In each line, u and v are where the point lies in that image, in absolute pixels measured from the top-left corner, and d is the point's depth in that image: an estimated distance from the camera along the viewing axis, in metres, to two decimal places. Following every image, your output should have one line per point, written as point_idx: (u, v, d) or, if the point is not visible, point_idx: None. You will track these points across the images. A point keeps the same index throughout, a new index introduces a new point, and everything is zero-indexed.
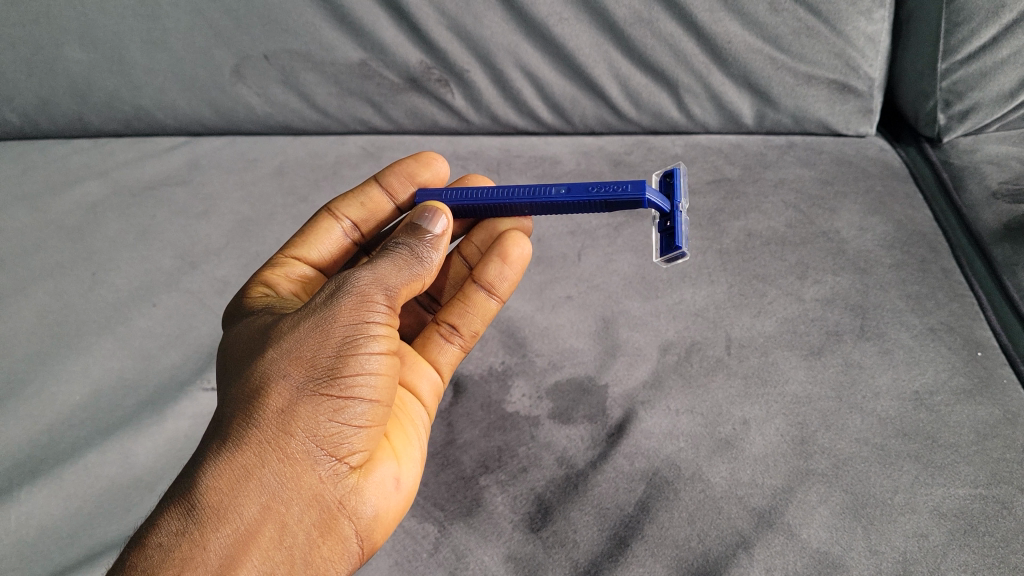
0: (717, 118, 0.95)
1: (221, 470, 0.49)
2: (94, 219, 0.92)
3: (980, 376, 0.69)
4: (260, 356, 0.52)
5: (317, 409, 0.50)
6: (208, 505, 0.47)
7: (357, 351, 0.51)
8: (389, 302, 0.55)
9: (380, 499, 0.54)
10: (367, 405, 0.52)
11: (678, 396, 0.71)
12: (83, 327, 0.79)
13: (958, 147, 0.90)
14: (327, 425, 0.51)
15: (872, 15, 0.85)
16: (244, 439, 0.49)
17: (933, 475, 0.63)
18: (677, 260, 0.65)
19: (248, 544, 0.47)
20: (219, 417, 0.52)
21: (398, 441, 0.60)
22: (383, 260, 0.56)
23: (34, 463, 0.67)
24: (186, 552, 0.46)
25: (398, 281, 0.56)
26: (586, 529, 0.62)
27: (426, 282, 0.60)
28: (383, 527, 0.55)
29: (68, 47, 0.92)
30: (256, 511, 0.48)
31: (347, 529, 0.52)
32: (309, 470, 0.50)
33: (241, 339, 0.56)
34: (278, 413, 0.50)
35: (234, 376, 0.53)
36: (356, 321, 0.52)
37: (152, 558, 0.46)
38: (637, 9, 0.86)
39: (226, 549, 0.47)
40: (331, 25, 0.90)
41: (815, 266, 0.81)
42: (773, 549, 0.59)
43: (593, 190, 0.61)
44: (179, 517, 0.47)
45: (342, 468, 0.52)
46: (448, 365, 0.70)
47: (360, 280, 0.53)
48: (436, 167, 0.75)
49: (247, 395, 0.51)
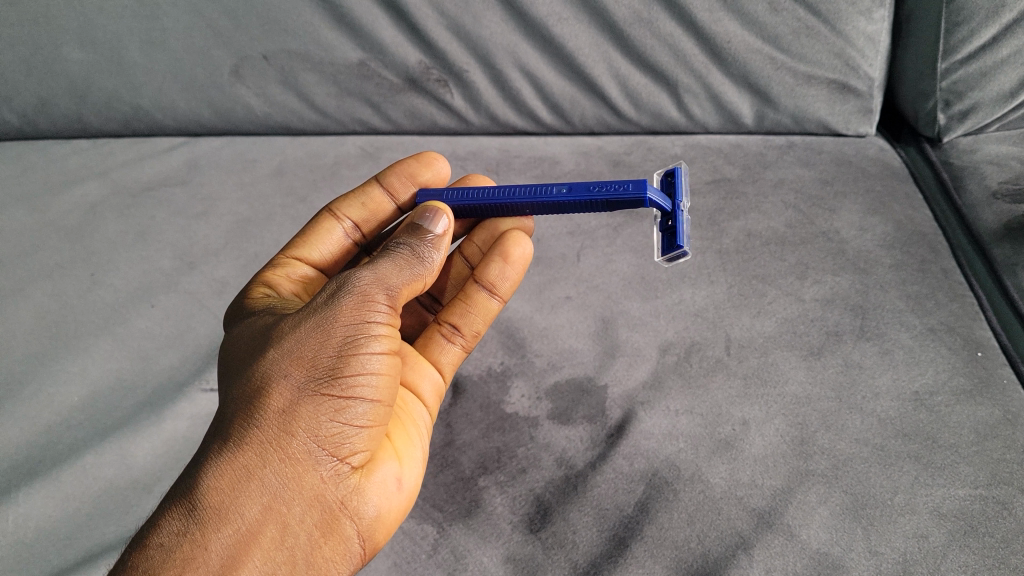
0: (717, 118, 0.95)
1: (223, 471, 0.48)
2: (94, 220, 0.92)
3: (981, 376, 0.69)
4: (261, 356, 0.52)
5: (318, 409, 0.50)
6: (209, 505, 0.47)
7: (358, 351, 0.51)
8: (391, 302, 0.55)
9: (382, 499, 0.54)
10: (368, 405, 0.52)
11: (677, 397, 0.70)
12: (82, 328, 0.79)
13: (958, 147, 0.89)
14: (329, 425, 0.50)
15: (872, 15, 0.85)
16: (245, 439, 0.49)
17: (933, 476, 0.63)
18: (679, 259, 0.65)
19: (250, 544, 0.47)
20: (220, 417, 0.52)
21: (399, 441, 0.59)
22: (384, 260, 0.56)
23: (33, 464, 0.67)
24: (187, 552, 0.46)
25: (399, 281, 0.55)
26: (586, 530, 0.62)
27: (427, 282, 0.59)
28: (385, 527, 0.55)
29: (67, 48, 0.92)
30: (258, 512, 0.48)
31: (348, 529, 0.52)
32: (310, 471, 0.50)
33: (242, 339, 0.56)
34: (279, 413, 0.50)
35: (235, 376, 0.53)
36: (357, 321, 0.52)
37: (153, 559, 0.46)
38: (637, 9, 0.86)
39: (227, 549, 0.47)
40: (330, 25, 0.90)
41: (815, 266, 0.81)
42: (773, 550, 0.59)
43: (593, 189, 0.60)
44: (180, 517, 0.47)
45: (344, 468, 0.52)
46: (449, 365, 0.70)
47: (361, 280, 0.53)
48: (436, 167, 0.74)
49: (248, 395, 0.51)
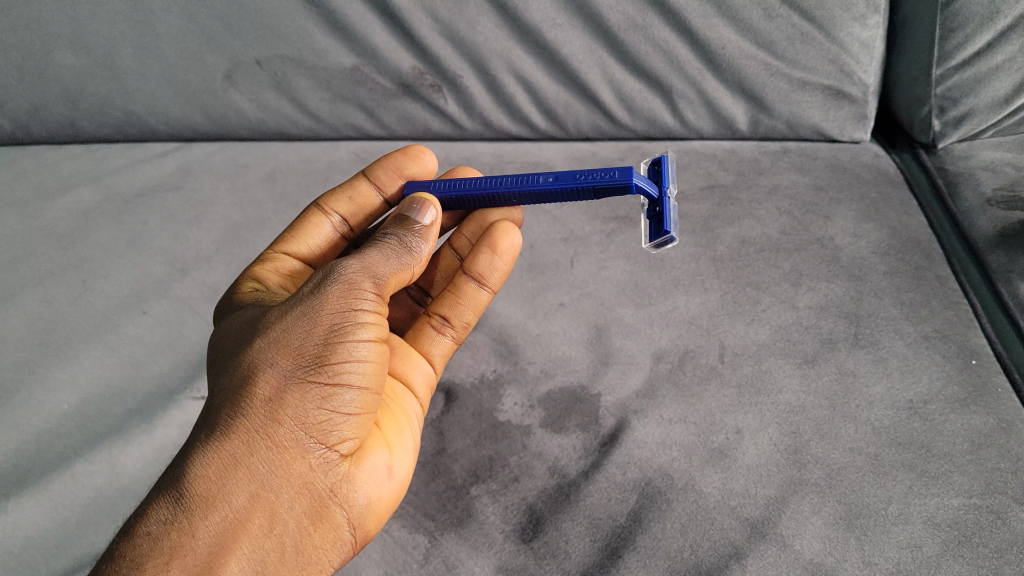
0: (711, 124, 0.95)
1: (210, 459, 0.48)
2: (85, 226, 0.92)
3: (975, 385, 0.69)
4: (248, 345, 0.52)
5: (305, 397, 0.50)
6: (198, 494, 0.47)
7: (345, 339, 0.51)
8: (378, 291, 0.54)
9: (372, 488, 0.54)
10: (356, 392, 0.51)
11: (671, 406, 0.70)
12: (72, 335, 0.79)
13: (952, 153, 0.89)
14: (316, 413, 0.50)
15: (866, 21, 0.85)
16: (232, 428, 0.49)
17: (927, 485, 0.62)
18: (666, 246, 0.64)
19: (238, 532, 0.47)
20: (207, 408, 0.51)
21: (390, 431, 0.59)
22: (371, 250, 0.56)
23: (21, 473, 0.67)
24: (175, 540, 0.45)
25: (386, 270, 0.55)
26: (578, 540, 0.61)
27: (415, 273, 0.59)
28: (376, 515, 0.55)
29: (59, 53, 0.92)
30: (246, 500, 0.48)
31: (338, 517, 0.52)
32: (299, 458, 0.50)
33: (230, 330, 0.56)
34: (266, 401, 0.49)
35: (223, 366, 0.52)
36: (344, 310, 0.52)
37: (141, 548, 0.45)
38: (631, 15, 0.86)
39: (215, 537, 0.46)
40: (323, 31, 0.90)
41: (810, 274, 0.80)
42: (765, 561, 0.59)
43: (580, 176, 0.60)
44: (168, 506, 0.47)
45: (333, 456, 0.52)
46: (441, 357, 0.69)
47: (347, 269, 0.53)
48: (424, 161, 0.74)
49: (236, 385, 0.50)
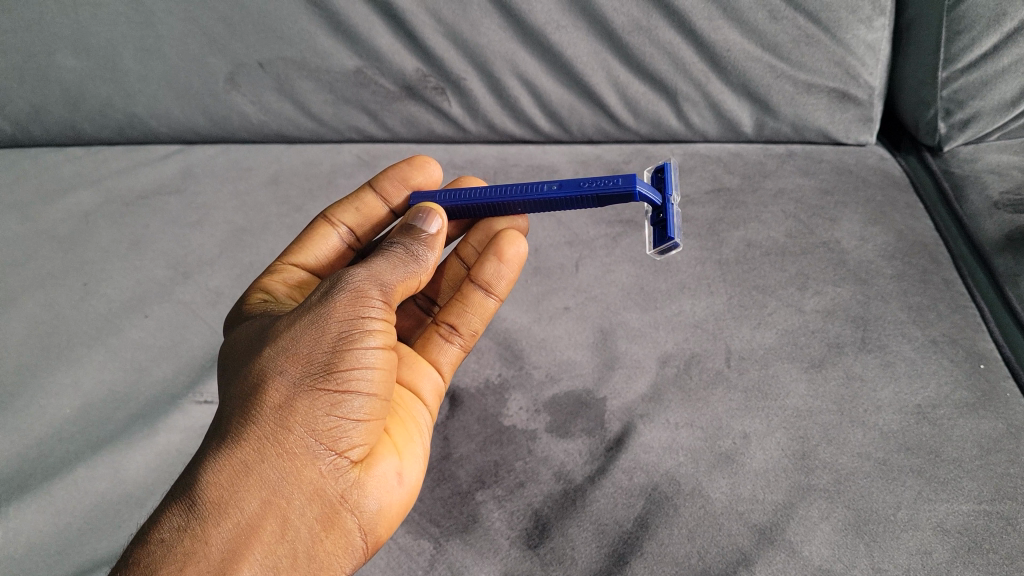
0: (716, 127, 0.94)
1: (222, 466, 0.48)
2: (86, 229, 0.91)
3: (984, 390, 0.68)
4: (257, 354, 0.51)
5: (314, 404, 0.49)
6: (209, 501, 0.46)
7: (353, 346, 0.50)
8: (385, 298, 0.54)
9: (383, 494, 0.53)
10: (365, 399, 0.51)
11: (677, 410, 0.69)
12: (75, 339, 0.78)
13: (958, 156, 0.89)
14: (326, 419, 0.50)
15: (871, 23, 0.85)
16: (243, 435, 0.49)
17: (935, 491, 0.62)
18: (669, 252, 0.64)
19: (250, 538, 0.46)
20: (219, 416, 0.51)
21: (399, 438, 0.59)
22: (378, 258, 0.55)
23: (23, 478, 0.66)
24: (188, 547, 0.45)
25: (393, 278, 0.55)
26: (585, 546, 0.61)
27: (422, 282, 0.59)
28: (388, 521, 0.54)
29: (61, 55, 0.91)
30: (257, 506, 0.47)
31: (349, 523, 0.51)
32: (309, 465, 0.49)
33: (240, 339, 0.55)
34: (276, 409, 0.49)
35: (234, 375, 0.52)
36: (352, 317, 0.51)
37: (155, 554, 0.45)
38: (636, 17, 0.85)
39: (227, 543, 0.46)
40: (327, 33, 0.89)
41: (816, 278, 0.80)
42: (774, 567, 0.58)
43: (584, 184, 0.59)
44: (181, 512, 0.46)
45: (343, 462, 0.51)
46: (449, 366, 0.69)
47: (355, 277, 0.53)
48: (428, 171, 0.73)
49: (246, 393, 0.50)
